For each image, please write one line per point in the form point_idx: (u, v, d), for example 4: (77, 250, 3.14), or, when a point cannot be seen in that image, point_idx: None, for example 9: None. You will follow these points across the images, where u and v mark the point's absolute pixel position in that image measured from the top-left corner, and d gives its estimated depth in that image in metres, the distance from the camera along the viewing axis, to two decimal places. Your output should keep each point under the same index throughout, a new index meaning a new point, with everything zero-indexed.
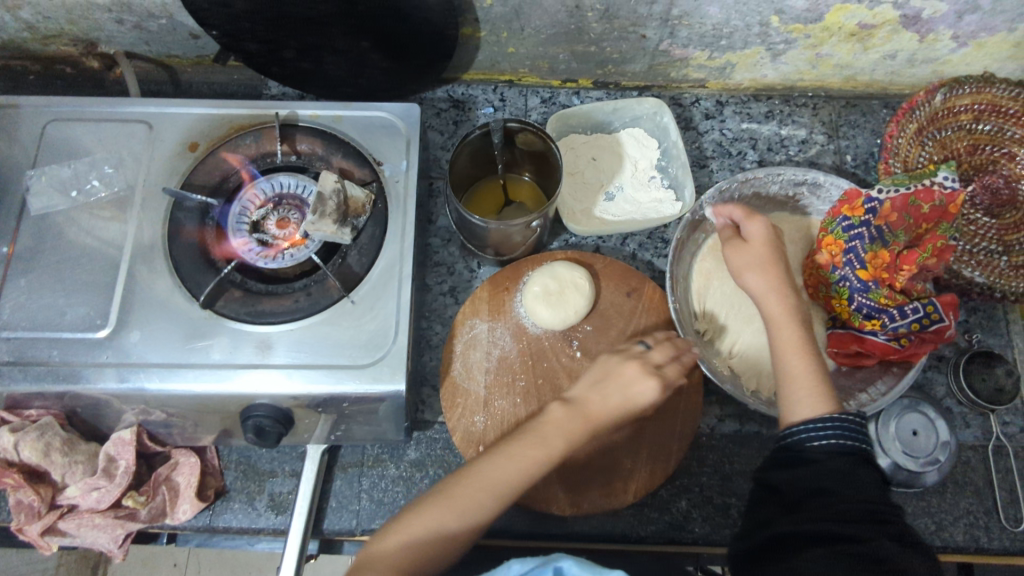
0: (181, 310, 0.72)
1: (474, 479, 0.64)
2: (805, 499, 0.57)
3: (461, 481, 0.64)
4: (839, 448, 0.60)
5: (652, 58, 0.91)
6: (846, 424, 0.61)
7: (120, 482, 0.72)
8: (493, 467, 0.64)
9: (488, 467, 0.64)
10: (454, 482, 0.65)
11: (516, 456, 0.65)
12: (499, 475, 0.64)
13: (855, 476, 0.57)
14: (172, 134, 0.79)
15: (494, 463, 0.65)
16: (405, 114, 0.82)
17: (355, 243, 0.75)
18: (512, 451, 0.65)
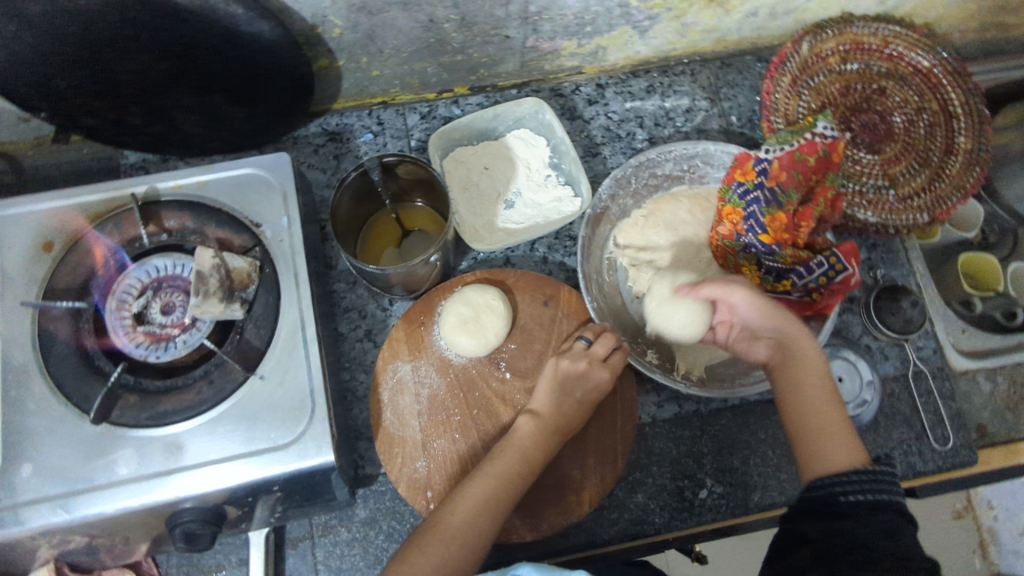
0: (74, 430, 0.66)
1: (455, 519, 0.65)
2: (845, 555, 0.55)
3: (436, 527, 0.64)
4: (875, 503, 0.57)
5: (522, 55, 0.88)
6: (871, 476, 0.58)
7: None
8: (467, 506, 0.66)
9: (463, 505, 0.66)
10: (431, 531, 0.64)
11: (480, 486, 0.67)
12: (469, 508, 0.65)
13: (892, 531, 0.55)
14: (20, 238, 0.72)
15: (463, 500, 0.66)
16: (275, 165, 0.76)
17: (250, 315, 0.71)
18: (476, 483, 0.68)
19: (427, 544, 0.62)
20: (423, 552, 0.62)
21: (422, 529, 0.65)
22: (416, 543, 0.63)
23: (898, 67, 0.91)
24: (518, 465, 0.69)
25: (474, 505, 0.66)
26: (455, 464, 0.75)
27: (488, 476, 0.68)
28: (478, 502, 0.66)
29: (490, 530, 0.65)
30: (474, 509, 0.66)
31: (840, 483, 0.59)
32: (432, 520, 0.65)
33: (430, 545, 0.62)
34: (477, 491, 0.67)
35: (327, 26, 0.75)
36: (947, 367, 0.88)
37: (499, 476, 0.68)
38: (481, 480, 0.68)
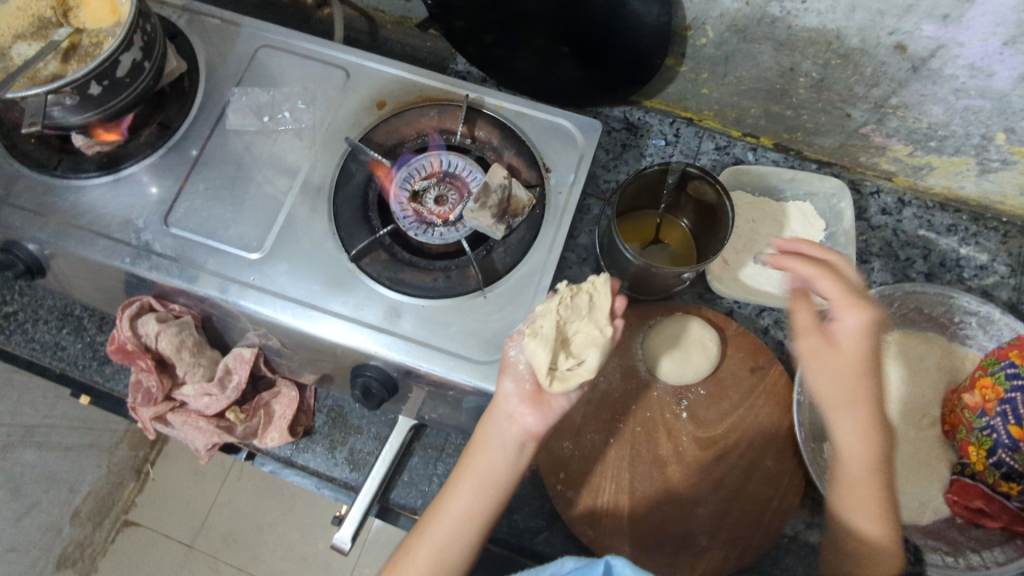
0: (330, 256, 0.75)
1: (454, 514, 0.68)
2: None
3: (471, 470, 0.69)
4: None
5: (847, 137, 0.86)
6: None
7: (230, 395, 0.75)
8: (503, 460, 0.69)
9: (465, 492, 0.69)
10: (448, 498, 0.69)
11: (522, 416, 0.69)
12: (505, 471, 0.69)
13: None
14: (365, 88, 0.83)
15: (506, 427, 0.69)
16: (585, 128, 0.81)
17: (504, 241, 0.76)
18: (507, 416, 0.69)
19: (462, 492, 0.69)
20: (419, 558, 0.67)
21: (458, 468, 0.70)
22: (453, 489, 0.69)
23: None
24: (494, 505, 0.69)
25: (511, 468, 0.69)
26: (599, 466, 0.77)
27: (526, 403, 0.68)
28: (519, 440, 0.69)
29: (493, 507, 0.69)
30: (474, 491, 0.69)
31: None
32: (481, 437, 0.69)
33: (425, 548, 0.67)
34: (505, 451, 0.69)
35: (699, 33, 0.78)
36: None
37: (514, 407, 0.68)
38: (519, 402, 0.68)
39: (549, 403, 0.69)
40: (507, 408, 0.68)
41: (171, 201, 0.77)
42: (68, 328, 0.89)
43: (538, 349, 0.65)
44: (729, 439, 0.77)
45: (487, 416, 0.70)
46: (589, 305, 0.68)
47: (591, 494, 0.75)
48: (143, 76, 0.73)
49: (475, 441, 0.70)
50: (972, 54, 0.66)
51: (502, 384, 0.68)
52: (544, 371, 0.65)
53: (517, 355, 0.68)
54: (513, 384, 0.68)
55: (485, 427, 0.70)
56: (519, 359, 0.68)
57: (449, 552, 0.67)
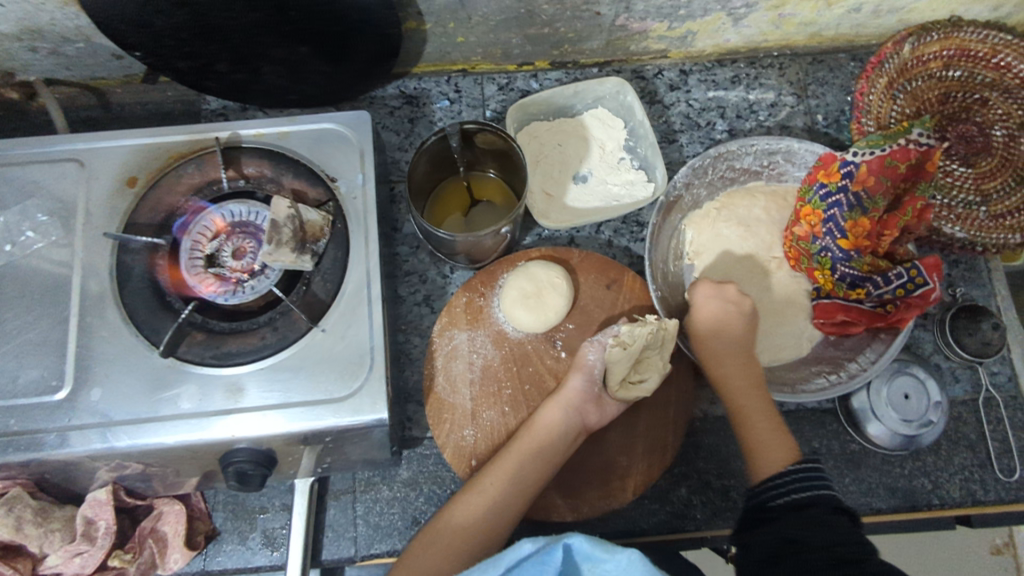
0: (144, 361, 0.68)
1: (503, 483, 0.68)
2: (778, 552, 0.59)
3: (525, 443, 0.70)
4: (801, 502, 0.63)
5: (609, 34, 0.86)
6: (798, 474, 0.66)
7: (103, 544, 0.69)
8: (562, 440, 0.70)
9: (526, 461, 0.69)
10: (506, 462, 0.69)
11: (580, 411, 0.72)
12: (563, 451, 0.70)
13: (819, 520, 0.60)
14: (107, 171, 0.74)
15: (567, 416, 0.71)
16: (355, 122, 0.77)
17: (318, 268, 0.72)
18: (569, 405, 0.71)
19: (522, 458, 0.69)
20: (479, 512, 0.67)
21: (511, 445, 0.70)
22: (510, 459, 0.69)
23: (1003, 79, 0.85)
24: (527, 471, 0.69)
25: (551, 431, 0.70)
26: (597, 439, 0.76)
27: (590, 403, 0.72)
28: (576, 431, 0.71)
29: (539, 481, 0.69)
30: (521, 459, 0.69)
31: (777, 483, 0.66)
32: (539, 417, 0.71)
33: (475, 511, 0.67)
34: (563, 434, 0.70)
35: None
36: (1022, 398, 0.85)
37: (578, 404, 0.71)
38: (585, 401, 0.72)
39: (604, 408, 0.74)
40: (571, 401, 0.71)
41: None
42: None
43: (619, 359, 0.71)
44: None
45: (548, 401, 0.72)
46: (662, 341, 0.73)
47: None
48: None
49: (533, 424, 0.71)
50: None
51: (574, 380, 0.72)
52: (618, 378, 0.71)
53: (593, 359, 0.73)
54: (581, 381, 0.72)
55: (550, 407, 0.71)
56: (597, 363, 0.73)
57: (508, 508, 0.67)
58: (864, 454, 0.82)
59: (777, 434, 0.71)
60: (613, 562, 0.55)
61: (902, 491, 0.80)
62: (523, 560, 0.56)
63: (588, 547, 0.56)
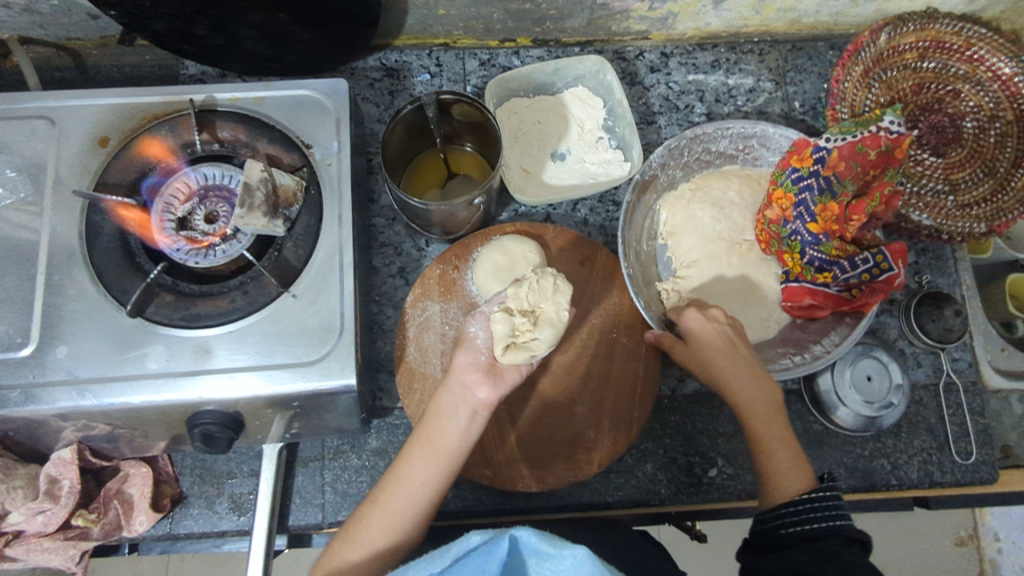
0: (111, 320, 0.68)
1: (411, 480, 0.66)
2: None
3: (424, 438, 0.67)
4: (814, 532, 0.60)
5: (590, 12, 0.87)
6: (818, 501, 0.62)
7: (65, 505, 0.68)
8: (456, 426, 0.67)
9: (419, 460, 0.66)
10: (403, 465, 0.67)
11: (474, 385, 0.69)
12: (460, 439, 0.67)
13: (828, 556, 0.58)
14: (79, 130, 0.74)
15: (460, 397, 0.69)
16: (332, 90, 0.76)
17: (290, 234, 0.71)
18: (461, 385, 0.69)
19: (415, 457, 0.66)
20: (371, 524, 0.64)
21: (410, 440, 0.68)
22: (405, 457, 0.67)
23: (976, 71, 0.87)
24: (440, 474, 0.66)
25: (449, 421, 0.68)
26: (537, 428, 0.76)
27: (479, 373, 0.69)
28: (473, 409, 0.68)
29: (448, 475, 0.67)
30: (426, 456, 0.66)
31: (800, 508, 0.63)
32: (435, 408, 0.69)
33: (376, 520, 0.64)
34: (458, 418, 0.68)
35: None
36: (981, 383, 0.87)
37: (467, 383, 0.69)
38: (473, 373, 0.69)
39: (503, 375, 0.70)
40: (462, 377, 0.69)
41: None
42: None
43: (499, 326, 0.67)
44: (581, 335, 0.79)
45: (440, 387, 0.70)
46: (554, 290, 0.70)
47: (484, 437, 0.74)
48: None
49: (429, 414, 0.69)
50: None
51: (458, 358, 0.70)
52: (500, 343, 0.67)
53: (478, 330, 0.72)
54: (468, 357, 0.70)
55: (441, 396, 0.69)
56: (480, 331, 0.71)
57: (403, 515, 0.65)
58: (826, 434, 0.83)
59: (790, 454, 0.67)
60: (558, 558, 0.48)
61: (862, 471, 0.82)
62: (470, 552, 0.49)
63: (534, 541, 0.50)
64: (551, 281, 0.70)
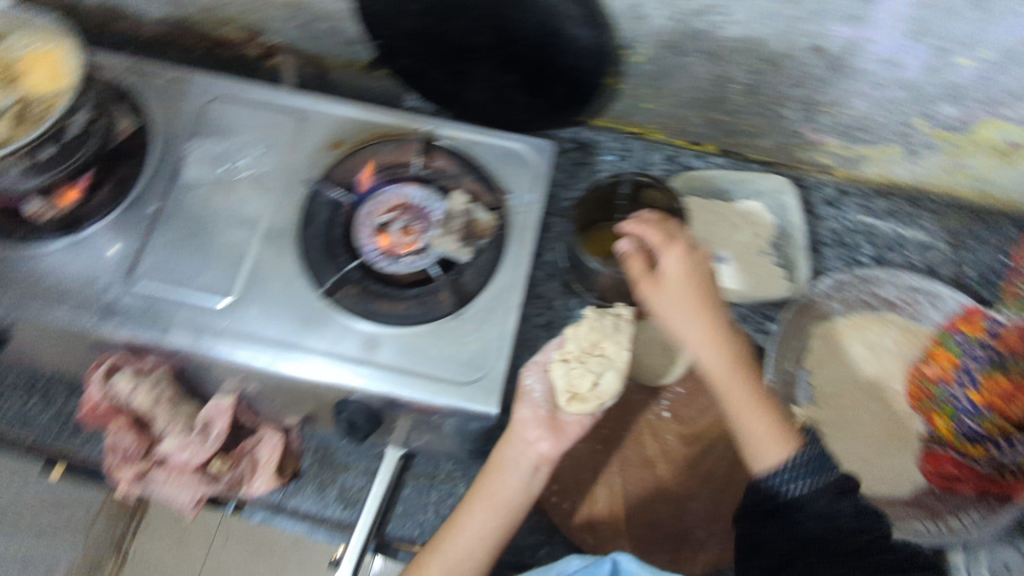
0: (303, 296, 0.75)
1: (468, 531, 0.69)
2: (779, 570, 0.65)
3: (484, 489, 0.70)
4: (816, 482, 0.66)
5: (784, 137, 0.92)
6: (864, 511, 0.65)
7: (211, 445, 0.75)
8: (514, 482, 0.70)
9: (479, 514, 0.69)
10: (460, 516, 0.70)
11: (536, 440, 0.71)
12: (519, 494, 0.70)
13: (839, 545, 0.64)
14: (320, 131, 0.85)
15: (522, 452, 0.71)
16: (538, 149, 0.84)
17: (472, 263, 0.78)
18: (524, 440, 0.71)
19: (475, 510, 0.70)
20: (431, 573, 0.67)
21: (473, 492, 0.72)
22: (466, 509, 0.70)
23: None
24: (493, 529, 0.69)
25: (508, 481, 0.70)
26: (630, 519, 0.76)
27: (542, 428, 0.71)
28: (534, 464, 0.70)
29: (504, 531, 0.69)
30: (488, 509, 0.70)
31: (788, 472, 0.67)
32: (499, 461, 0.71)
33: (435, 565, 0.67)
34: (519, 473, 0.70)
35: (634, 51, 0.83)
36: None
37: (522, 439, 0.71)
38: (535, 428, 0.71)
39: (565, 429, 0.72)
40: (524, 432, 0.71)
41: (134, 258, 0.76)
42: (36, 398, 0.86)
43: (559, 374, 0.71)
44: (709, 433, 0.81)
45: (504, 439, 0.72)
46: (615, 329, 0.72)
47: (588, 503, 0.77)
48: (90, 141, 0.75)
49: (493, 466, 0.72)
50: (882, 49, 0.71)
51: (520, 412, 0.72)
52: (563, 395, 0.70)
53: (533, 384, 0.73)
54: (529, 411, 0.72)
55: (504, 448, 0.72)
56: (536, 386, 0.73)
57: (459, 563, 0.67)
58: None
59: (765, 420, 0.71)
60: None
61: None
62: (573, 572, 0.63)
63: (634, 568, 0.61)
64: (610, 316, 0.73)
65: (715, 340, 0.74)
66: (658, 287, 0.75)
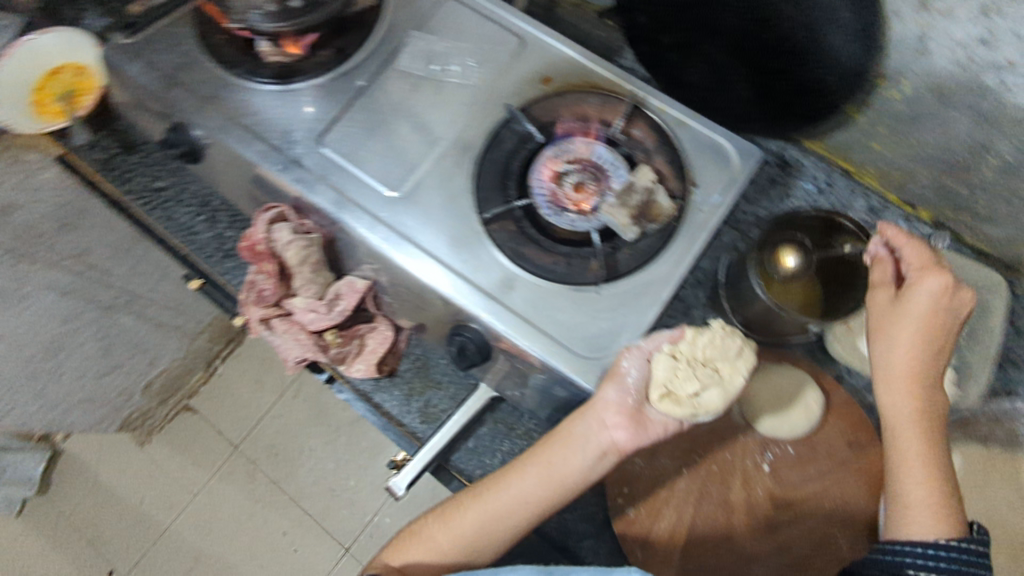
0: (463, 214, 0.75)
1: (516, 492, 0.69)
2: None
3: (545, 456, 0.70)
4: None
5: (1020, 233, 0.80)
6: None
7: (333, 317, 0.78)
8: (577, 461, 0.69)
9: (532, 476, 0.69)
10: (511, 474, 0.70)
11: (612, 426, 0.68)
12: (579, 474, 0.69)
13: None
14: (534, 60, 0.83)
15: (594, 433, 0.68)
16: (745, 153, 0.78)
17: (633, 243, 0.74)
18: (600, 422, 0.68)
19: (529, 471, 0.70)
20: (470, 513, 0.69)
21: (532, 452, 0.71)
22: (520, 468, 0.70)
23: None
24: (540, 500, 0.69)
25: (572, 459, 0.69)
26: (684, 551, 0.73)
27: (624, 418, 0.67)
28: (603, 450, 0.68)
29: (552, 502, 0.69)
30: (542, 477, 0.69)
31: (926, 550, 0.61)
32: (567, 433, 0.69)
33: (474, 512, 0.69)
34: (586, 453, 0.68)
35: (895, 82, 0.75)
36: None
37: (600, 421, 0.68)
38: (618, 415, 0.67)
39: (646, 425, 0.69)
40: (602, 415, 0.67)
41: (329, 123, 0.79)
42: (203, 216, 0.93)
43: (663, 368, 0.67)
44: (804, 505, 0.75)
45: (579, 411, 0.69)
46: (737, 353, 0.68)
47: (651, 520, 0.74)
48: (323, 10, 0.74)
49: (560, 436, 0.70)
50: None
51: (605, 392, 0.67)
52: (659, 389, 0.67)
53: (630, 368, 0.67)
54: (616, 395, 0.67)
55: (576, 421, 0.69)
56: (632, 371, 0.67)
57: (500, 519, 0.68)
58: None
59: (933, 492, 0.64)
60: None
61: None
62: None
63: None
64: (739, 339, 0.68)
65: (917, 401, 0.66)
66: (887, 305, 0.69)
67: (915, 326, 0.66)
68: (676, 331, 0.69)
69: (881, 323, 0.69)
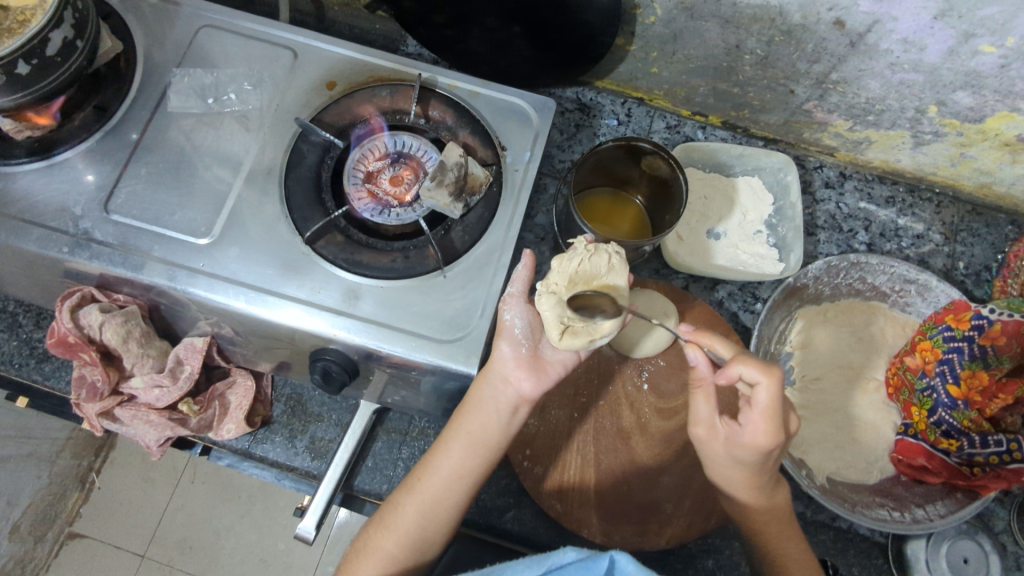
0: (284, 241, 0.72)
1: (443, 473, 0.69)
2: None
3: (461, 428, 0.70)
4: None
5: (791, 114, 0.90)
6: None
7: (181, 386, 0.74)
8: (494, 422, 0.69)
9: (457, 448, 0.69)
10: (437, 457, 0.70)
11: (515, 378, 0.70)
12: (498, 432, 0.70)
13: None
14: (314, 69, 0.81)
15: (500, 391, 0.70)
16: (540, 106, 0.81)
17: (462, 220, 0.75)
18: (504, 378, 0.70)
19: (451, 449, 0.69)
20: (408, 510, 0.68)
21: (448, 428, 0.71)
22: (443, 446, 0.70)
23: None
24: (468, 473, 0.69)
25: (489, 421, 0.69)
26: (608, 483, 0.77)
27: (524, 368, 0.70)
28: (513, 404, 0.70)
29: (481, 465, 0.69)
30: (466, 447, 0.69)
31: None
32: (475, 399, 0.70)
33: (411, 505, 0.68)
34: (499, 413, 0.70)
35: (648, 11, 0.79)
36: None
37: (506, 375, 0.70)
38: (519, 368, 0.70)
39: (546, 369, 0.72)
40: (503, 371, 0.70)
41: (109, 187, 0.73)
42: (3, 325, 0.83)
43: (548, 309, 0.67)
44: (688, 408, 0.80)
45: (480, 378, 0.71)
46: (610, 267, 0.69)
47: (560, 472, 0.77)
48: (65, 68, 0.67)
49: (468, 403, 0.70)
50: (905, 28, 0.68)
51: (500, 349, 0.71)
52: (555, 329, 0.67)
53: (513, 319, 0.71)
54: (509, 349, 0.70)
55: (480, 387, 0.70)
56: (517, 320, 0.71)
57: (438, 506, 0.68)
58: None
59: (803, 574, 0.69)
60: None
61: None
62: (567, 566, 0.54)
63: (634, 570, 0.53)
64: (608, 255, 0.69)
65: (760, 514, 0.69)
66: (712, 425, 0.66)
67: (741, 470, 0.66)
68: (527, 259, 0.71)
69: (715, 458, 0.67)
